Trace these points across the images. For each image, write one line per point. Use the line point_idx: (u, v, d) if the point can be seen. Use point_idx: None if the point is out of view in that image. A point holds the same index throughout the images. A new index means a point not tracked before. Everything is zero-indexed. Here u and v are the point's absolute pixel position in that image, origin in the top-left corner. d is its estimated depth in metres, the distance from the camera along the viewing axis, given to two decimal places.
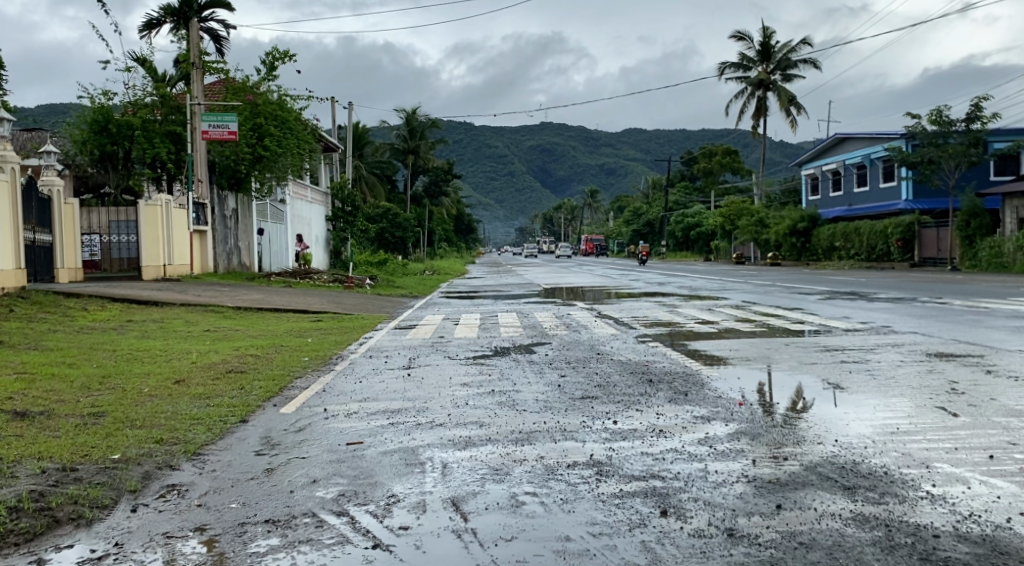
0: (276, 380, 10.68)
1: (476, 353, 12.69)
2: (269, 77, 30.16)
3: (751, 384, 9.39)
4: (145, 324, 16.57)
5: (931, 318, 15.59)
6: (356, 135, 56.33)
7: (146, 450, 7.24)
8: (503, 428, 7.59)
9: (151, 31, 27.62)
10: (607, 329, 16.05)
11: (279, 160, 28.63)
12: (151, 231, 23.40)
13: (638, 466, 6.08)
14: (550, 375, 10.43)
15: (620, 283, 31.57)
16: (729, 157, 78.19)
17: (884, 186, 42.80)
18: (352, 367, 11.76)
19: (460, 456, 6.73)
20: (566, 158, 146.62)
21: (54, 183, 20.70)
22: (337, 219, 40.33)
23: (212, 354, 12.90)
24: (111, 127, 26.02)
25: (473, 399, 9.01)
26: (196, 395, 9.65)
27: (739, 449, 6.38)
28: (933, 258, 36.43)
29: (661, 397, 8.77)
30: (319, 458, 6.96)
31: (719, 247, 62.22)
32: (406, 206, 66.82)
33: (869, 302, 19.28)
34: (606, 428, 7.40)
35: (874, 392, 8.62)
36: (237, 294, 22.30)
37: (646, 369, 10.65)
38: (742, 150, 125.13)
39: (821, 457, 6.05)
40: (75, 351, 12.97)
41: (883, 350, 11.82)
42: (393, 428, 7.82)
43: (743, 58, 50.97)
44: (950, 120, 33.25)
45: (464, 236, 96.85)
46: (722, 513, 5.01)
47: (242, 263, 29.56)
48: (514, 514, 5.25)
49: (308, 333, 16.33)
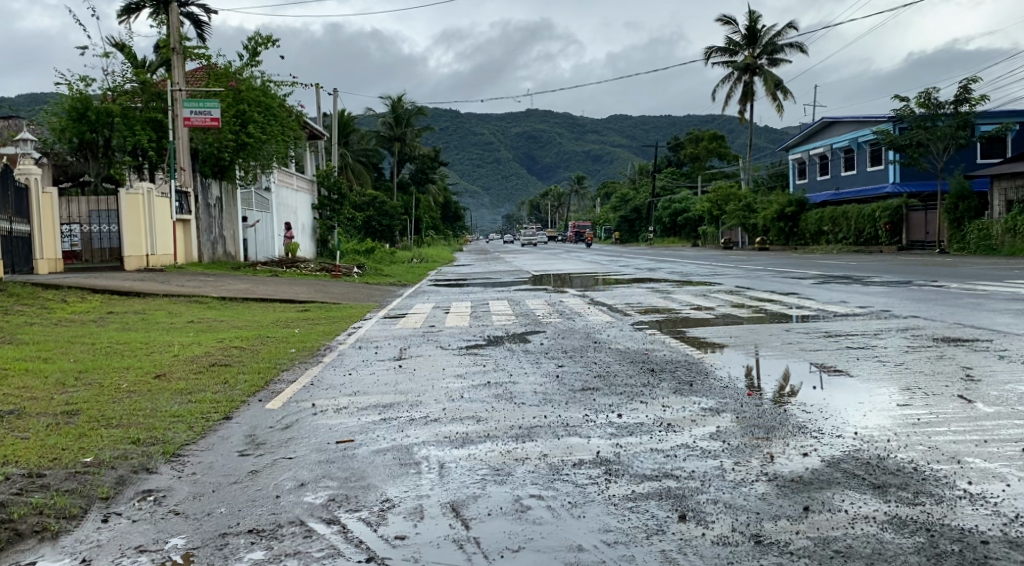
0: (261, 374, 10.24)
1: (469, 344, 12.26)
2: (251, 63, 29.54)
3: (750, 373, 8.99)
4: (126, 315, 16.08)
5: (930, 302, 15.23)
6: (342, 123, 55.71)
7: (120, 452, 6.78)
8: (502, 423, 7.16)
9: (130, 16, 26.90)
10: (601, 316, 15.66)
11: (264, 146, 28.12)
12: (132, 221, 22.93)
13: (649, 464, 5.64)
14: (547, 365, 10.01)
15: (611, 269, 31.17)
16: (717, 142, 77.98)
17: (872, 169, 42.53)
18: (340, 358, 11.33)
19: (457, 455, 6.30)
20: (552, 145, 146.14)
21: (32, 171, 20.14)
22: (323, 208, 39.87)
23: (195, 346, 12.45)
24: (90, 115, 25.35)
25: (468, 392, 8.58)
26: (177, 390, 9.20)
27: (756, 443, 5.94)
28: (922, 241, 36.35)
29: (665, 388, 8.36)
30: (306, 458, 6.53)
31: (706, 233, 61.93)
32: (392, 193, 66.18)
33: (865, 286, 18.94)
34: (611, 423, 6.97)
35: (886, 379, 8.22)
36: (221, 284, 21.77)
37: (646, 358, 10.22)
38: (728, 135, 124.92)
39: (843, 450, 5.58)
40: (52, 344, 12.48)
41: (887, 335, 11.44)
42: (386, 425, 7.39)
43: (729, 43, 50.59)
44: (939, 102, 32.86)
45: (451, 224, 96.26)
46: (745, 517, 4.56)
47: (227, 252, 29.04)
48: (519, 521, 4.83)
49: (295, 323, 15.87)
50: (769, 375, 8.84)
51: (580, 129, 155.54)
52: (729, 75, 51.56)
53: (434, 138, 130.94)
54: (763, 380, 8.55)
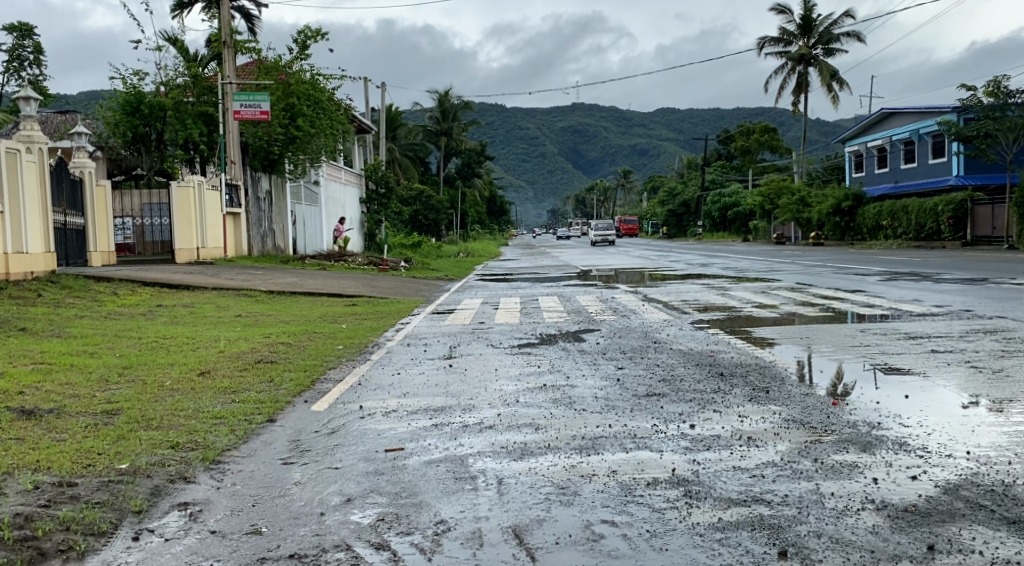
0: (307, 372, 9.70)
1: (521, 342, 11.69)
2: (301, 57, 29.26)
3: (837, 381, 8.37)
4: (175, 309, 15.76)
5: (1012, 302, 14.38)
6: (389, 117, 55.44)
7: (159, 458, 6.17)
8: (562, 433, 6.57)
9: (182, 11, 26.72)
10: (659, 313, 15.02)
11: (313, 140, 27.86)
12: (183, 214, 22.61)
13: (734, 486, 5.20)
14: (606, 366, 9.41)
15: (662, 264, 30.51)
16: (768, 135, 76.37)
17: (933, 162, 41.27)
18: (389, 356, 10.80)
19: (516, 468, 5.73)
20: (599, 139, 145.11)
21: (86, 164, 20.06)
22: (371, 202, 39.56)
23: (242, 342, 11.94)
24: (143, 108, 25.11)
25: (524, 396, 8.00)
26: (220, 389, 8.64)
27: (854, 463, 5.58)
28: (988, 237, 35.18)
29: (739, 395, 7.78)
30: (353, 469, 5.92)
31: (758, 228, 60.74)
32: (438, 187, 65.91)
33: (938, 284, 18.04)
34: (684, 435, 6.42)
35: (990, 393, 7.62)
36: (271, 277, 21.46)
37: (713, 361, 9.57)
38: (781, 128, 122.93)
39: (960, 476, 5.24)
40: (99, 338, 12.10)
41: (977, 339, 10.71)
42: (438, 432, 6.78)
43: (783, 33, 49.36)
44: (1009, 91, 31.73)
45: (496, 218, 95.84)
46: (858, 557, 4.24)
47: (276, 245, 28.79)
48: (592, 554, 4.39)
49: (343, 318, 15.42)
50: (860, 383, 8.23)
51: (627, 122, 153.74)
52: (783, 66, 50.39)
53: (481, 132, 130.49)
54: (855, 391, 7.91)
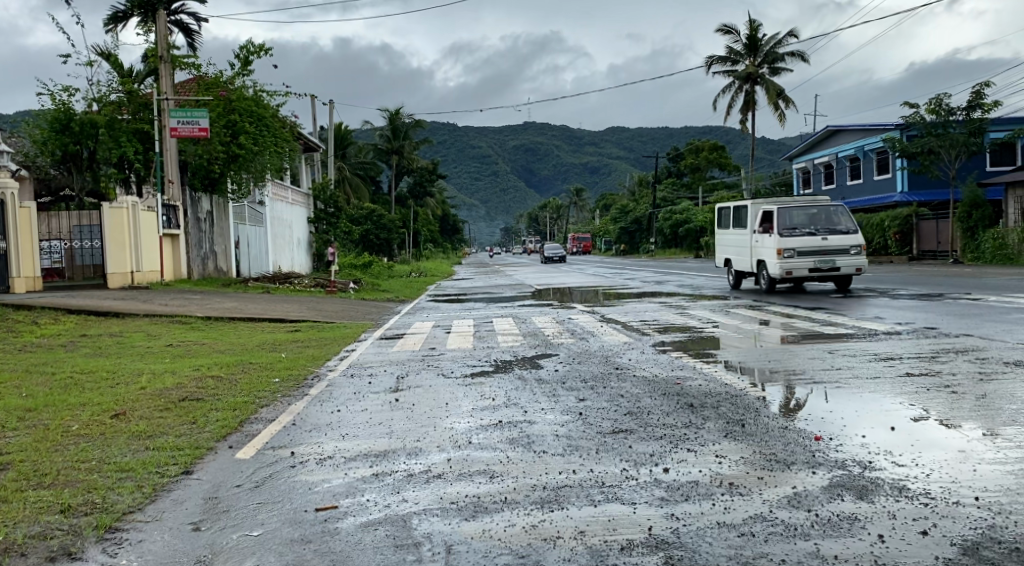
0: (236, 411, 8.66)
1: (474, 371, 10.85)
2: (243, 73, 28.25)
3: (792, 407, 7.84)
4: (99, 339, 14.63)
5: (975, 318, 13.93)
6: (338, 136, 54.28)
7: (40, 529, 5.16)
8: (522, 483, 5.77)
9: (116, 25, 25.60)
10: (616, 335, 14.29)
11: (256, 158, 26.76)
12: (116, 236, 21.51)
13: (721, 549, 4.57)
14: (566, 399, 8.58)
15: (615, 282, 29.89)
16: (716, 153, 76.52)
17: (879, 178, 41.28)
18: (329, 391, 9.85)
19: (467, 531, 4.94)
20: (550, 157, 145.07)
21: (8, 184, 18.94)
22: (319, 221, 38.58)
23: (167, 377, 10.90)
24: (73, 126, 23.53)
25: (477, 436, 7.18)
26: (134, 434, 7.57)
27: (854, 514, 4.91)
28: (933, 251, 34.96)
29: (713, 431, 7.04)
30: (274, 536, 5.02)
31: (709, 244, 60.26)
32: (389, 206, 64.77)
33: (895, 300, 17.57)
34: (659, 482, 5.64)
35: (945, 416, 7.25)
36: (208, 302, 20.44)
37: (681, 391, 8.79)
38: (729, 145, 123.72)
39: (976, 530, 4.69)
40: (7, 375, 11.01)
41: (948, 361, 10.14)
42: (379, 484, 5.92)
43: (730, 52, 49.28)
44: (950, 108, 31.76)
45: (449, 236, 94.79)
46: None
47: (218, 267, 27.68)
48: None
49: (283, 346, 14.37)
50: (815, 411, 7.68)
51: (578, 141, 154.07)
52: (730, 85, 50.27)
53: (433, 150, 128.97)
54: (813, 417, 7.40)
